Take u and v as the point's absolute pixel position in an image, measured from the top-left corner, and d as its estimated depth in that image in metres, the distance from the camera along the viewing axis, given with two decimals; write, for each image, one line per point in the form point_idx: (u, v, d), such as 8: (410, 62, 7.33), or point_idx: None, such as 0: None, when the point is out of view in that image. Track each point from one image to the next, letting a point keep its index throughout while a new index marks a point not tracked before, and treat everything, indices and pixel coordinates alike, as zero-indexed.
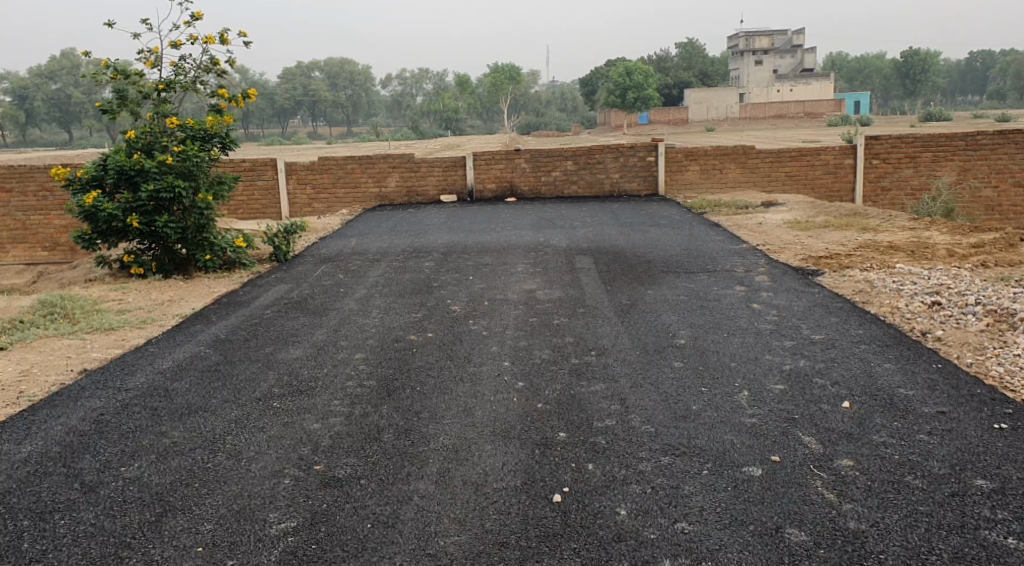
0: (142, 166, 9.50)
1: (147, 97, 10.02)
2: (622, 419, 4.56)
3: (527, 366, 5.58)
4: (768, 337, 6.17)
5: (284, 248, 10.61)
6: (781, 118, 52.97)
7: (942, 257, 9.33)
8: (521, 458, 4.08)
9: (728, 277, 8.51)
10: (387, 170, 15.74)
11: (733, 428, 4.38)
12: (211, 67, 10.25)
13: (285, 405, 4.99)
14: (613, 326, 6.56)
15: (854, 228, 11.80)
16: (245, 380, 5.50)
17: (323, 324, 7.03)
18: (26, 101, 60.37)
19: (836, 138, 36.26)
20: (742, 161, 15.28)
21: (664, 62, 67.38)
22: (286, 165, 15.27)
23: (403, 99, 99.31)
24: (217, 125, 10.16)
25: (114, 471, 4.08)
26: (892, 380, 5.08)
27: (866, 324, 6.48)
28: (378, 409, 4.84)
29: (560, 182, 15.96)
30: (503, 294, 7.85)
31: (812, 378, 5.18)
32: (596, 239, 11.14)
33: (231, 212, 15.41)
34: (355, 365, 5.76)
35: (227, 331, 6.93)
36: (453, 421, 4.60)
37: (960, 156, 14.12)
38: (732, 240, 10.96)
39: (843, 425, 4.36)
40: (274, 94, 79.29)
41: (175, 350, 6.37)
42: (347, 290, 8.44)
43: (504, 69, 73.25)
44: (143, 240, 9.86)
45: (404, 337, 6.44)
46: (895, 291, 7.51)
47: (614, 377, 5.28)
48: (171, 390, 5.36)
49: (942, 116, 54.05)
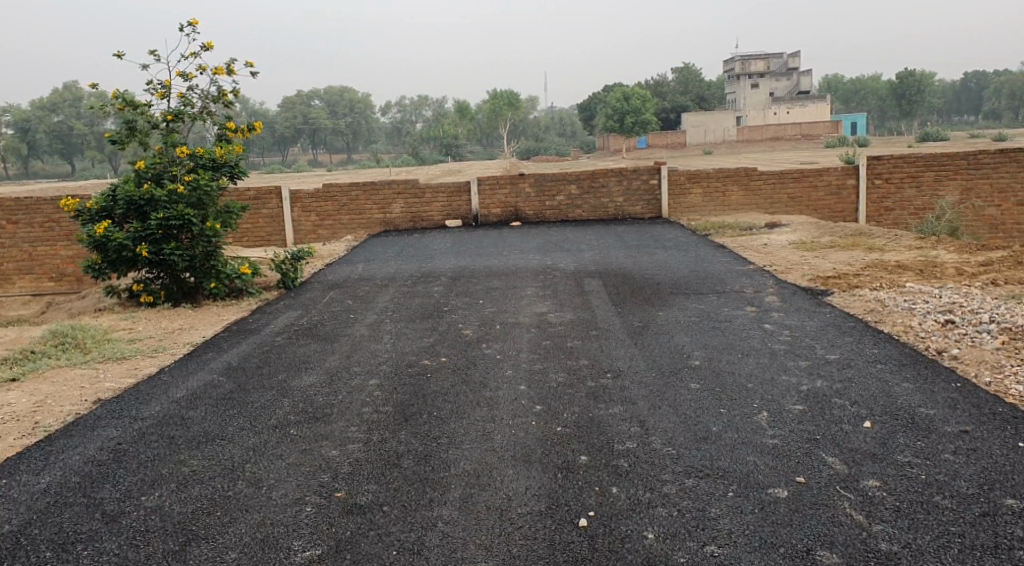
0: (151, 195, 9.53)
1: (156, 127, 10.08)
2: (642, 441, 4.53)
3: (543, 389, 5.57)
4: (783, 357, 6.15)
5: (292, 275, 10.62)
6: (780, 140, 53.20)
7: (951, 275, 9.33)
8: (544, 482, 4.06)
9: (739, 298, 8.50)
10: (391, 196, 15.78)
11: (756, 449, 4.36)
12: (219, 97, 10.32)
13: (303, 432, 4.96)
14: (627, 348, 6.55)
15: (860, 248, 11.80)
16: (261, 408, 5.48)
17: (336, 350, 7.02)
18: (29, 133, 60.71)
19: (835, 160, 36.43)
20: (745, 182, 15.32)
21: (662, 86, 67.84)
22: (291, 193, 15.32)
23: (403, 126, 99.91)
24: (226, 155, 10.21)
25: (135, 500, 4.06)
26: (911, 399, 5.06)
27: (881, 343, 6.47)
28: (396, 435, 4.82)
29: (565, 206, 16.01)
30: (514, 318, 7.85)
31: (831, 398, 5.16)
32: (603, 262, 11.15)
33: (237, 240, 15.44)
34: (370, 391, 5.74)
35: (239, 359, 6.92)
36: (473, 445, 4.58)
37: (963, 175, 14.17)
38: (739, 262, 10.97)
39: (867, 445, 4.34)
40: (274, 123, 79.76)
41: (189, 378, 6.36)
42: (357, 316, 8.44)
43: (502, 95, 73.78)
44: (153, 268, 9.88)
45: (417, 362, 6.43)
46: (907, 310, 7.50)
47: (632, 399, 5.26)
48: (187, 418, 5.34)
49: (939, 137, 54.29)
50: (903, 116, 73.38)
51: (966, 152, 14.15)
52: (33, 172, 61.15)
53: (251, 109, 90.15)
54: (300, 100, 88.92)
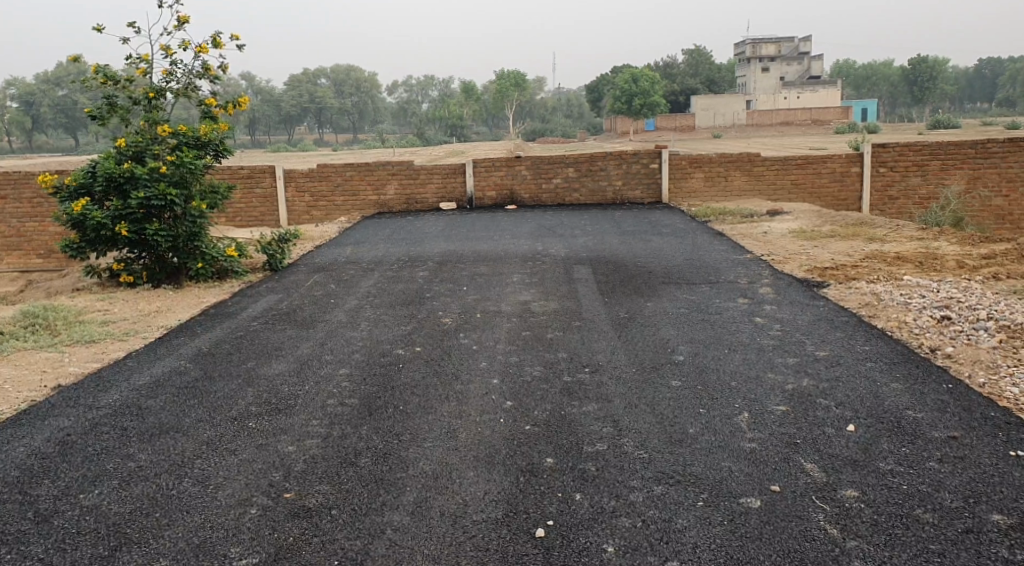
0: (132, 173, 9.27)
1: (138, 103, 9.81)
2: (614, 443, 4.31)
3: (517, 383, 5.33)
4: (771, 354, 5.91)
5: (279, 257, 10.40)
6: (788, 125, 52.71)
7: (951, 269, 9.06)
8: (505, 487, 3.84)
9: (731, 289, 8.25)
10: (386, 177, 15.51)
11: (731, 454, 4.12)
12: (204, 74, 10.05)
13: (261, 425, 4.75)
14: (609, 341, 6.31)
15: (861, 238, 11.54)
16: (223, 398, 5.26)
17: (310, 337, 6.79)
18: (35, 107, 60.54)
19: (841, 146, 36.05)
20: (746, 168, 15.03)
21: (670, 68, 67.27)
22: (285, 172, 15.08)
23: (410, 106, 99.53)
24: (210, 133, 9.94)
25: (71, 499, 3.87)
26: (901, 401, 4.82)
27: (873, 340, 6.22)
28: (358, 430, 4.60)
29: (562, 190, 15.73)
30: (497, 306, 7.61)
31: (816, 398, 4.92)
32: (596, 248, 10.89)
33: (229, 220, 15.21)
34: (338, 381, 5.52)
35: (210, 344, 6.70)
36: (435, 444, 4.36)
37: (969, 164, 13.85)
38: (736, 250, 10.70)
39: (848, 451, 4.10)
40: (280, 100, 79.49)
41: (155, 365, 6.15)
42: (338, 301, 8.21)
43: (509, 76, 73.29)
44: (134, 249, 9.65)
45: (391, 352, 6.20)
46: (903, 304, 7.25)
47: (608, 396, 5.03)
48: (145, 408, 5.13)
49: (949, 123, 53.72)
50: (913, 103, 72.61)
51: (973, 141, 13.82)
52: (41, 147, 61.04)
53: (257, 87, 89.68)
54: (307, 78, 88.40)
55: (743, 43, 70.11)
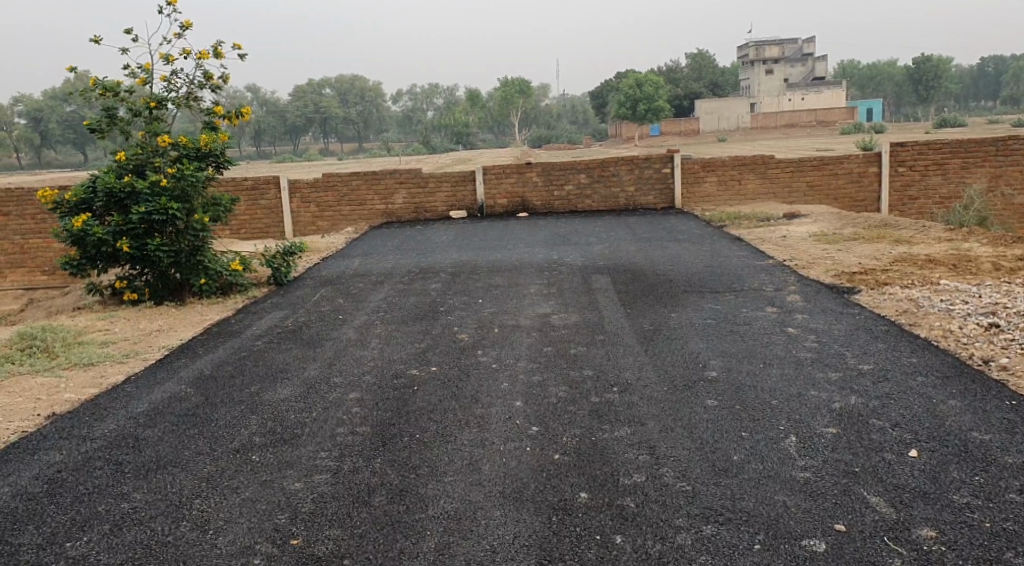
0: (132, 187, 8.90)
1: (138, 114, 9.44)
2: (653, 473, 3.92)
3: (541, 406, 4.94)
4: (810, 368, 5.50)
5: (284, 270, 10.04)
6: (795, 126, 52.26)
7: (987, 271, 8.65)
8: (537, 529, 3.47)
9: (758, 297, 7.85)
10: (393, 186, 15.15)
11: (784, 486, 3.73)
12: (205, 83, 9.71)
13: (266, 458, 4.37)
14: (637, 356, 5.91)
15: (886, 241, 11.12)
16: (225, 427, 4.89)
17: (318, 357, 6.41)
18: (42, 123, 60.51)
19: (850, 147, 35.61)
20: (762, 170, 14.62)
21: (675, 71, 66.92)
22: (290, 182, 14.74)
23: (414, 115, 99.40)
24: (212, 144, 9.57)
25: (56, 549, 3.50)
26: (961, 421, 4.42)
27: (918, 351, 5.82)
28: (371, 463, 4.23)
29: (574, 196, 15.35)
30: (514, 320, 7.22)
31: (868, 418, 4.52)
32: (612, 256, 10.49)
33: (233, 232, 14.87)
34: (349, 407, 5.14)
35: (212, 367, 6.32)
36: (456, 478, 3.98)
37: (992, 162, 13.43)
38: (757, 256, 10.31)
39: (915, 481, 3.71)
40: (285, 111, 79.33)
41: (155, 390, 5.77)
42: (346, 317, 7.83)
43: (514, 83, 72.94)
44: (136, 265, 9.26)
45: (404, 372, 5.81)
46: (945, 311, 6.84)
47: (640, 419, 4.64)
48: (141, 439, 4.75)
49: (959, 123, 53.22)
50: (920, 102, 72.16)
51: (995, 138, 13.41)
52: (50, 162, 60.82)
53: (262, 98, 89.62)
54: (311, 88, 88.31)
55: (747, 46, 69.62)
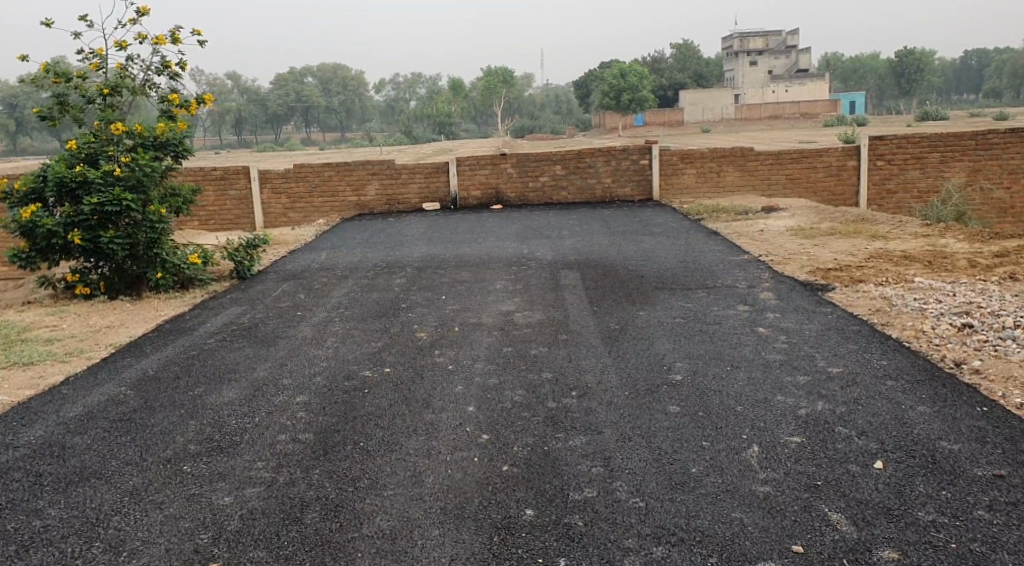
0: (84, 177, 8.48)
1: (92, 101, 9.09)
2: (604, 488, 3.69)
3: (494, 411, 4.71)
4: (778, 371, 5.30)
5: (246, 264, 9.73)
6: (777, 118, 52.16)
7: (963, 268, 8.48)
8: (476, 550, 3.25)
9: (730, 295, 7.64)
10: (366, 177, 14.84)
11: (741, 502, 3.52)
12: (162, 69, 9.37)
13: (198, 470, 4.11)
14: (600, 358, 5.69)
15: (863, 236, 10.94)
16: (159, 434, 4.62)
17: (269, 357, 6.14)
18: (17, 109, 59.53)
19: (832, 139, 35.50)
20: (740, 163, 14.43)
21: (659, 62, 66.71)
22: (260, 172, 14.41)
23: (397, 105, 98.75)
24: (170, 132, 9.21)
25: None
26: (930, 429, 4.22)
27: (890, 353, 5.63)
28: (308, 475, 3.98)
29: (549, 189, 15.11)
30: (476, 318, 6.98)
31: (834, 426, 4.32)
32: (584, 251, 10.27)
33: (201, 224, 14.52)
34: (293, 412, 4.88)
35: (157, 367, 6.03)
36: (396, 492, 3.74)
37: (970, 156, 13.29)
38: (731, 251, 10.11)
39: (879, 496, 3.50)
40: (266, 100, 78.49)
41: (92, 392, 5.49)
42: (305, 314, 7.56)
43: (497, 73, 72.48)
44: (89, 257, 8.84)
45: (356, 374, 5.56)
46: (919, 310, 6.65)
47: (597, 427, 4.41)
48: (68, 448, 4.48)
49: (940, 115, 53.31)
50: (902, 95, 72.33)
51: (973, 132, 13.27)
52: (26, 149, 59.86)
53: (244, 85, 88.70)
54: (293, 76, 87.47)
55: (731, 37, 69.50)
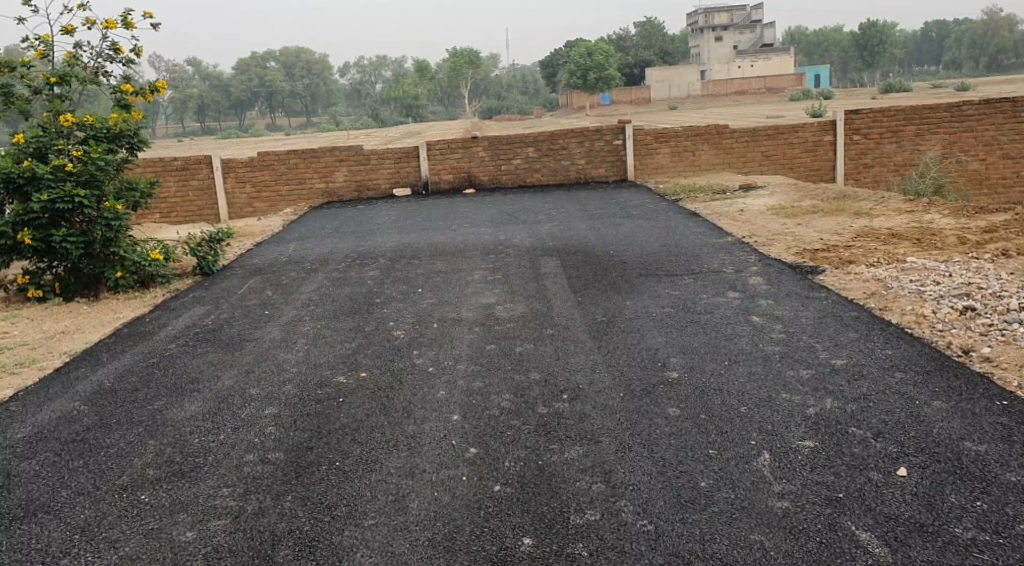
0: (32, 172, 7.83)
1: (38, 92, 8.50)
2: (608, 509, 3.40)
3: (481, 420, 4.35)
4: (779, 365, 4.98)
5: (210, 259, 9.21)
6: (745, 93, 51.88)
7: (953, 246, 8.25)
8: None
9: (719, 281, 7.32)
10: (333, 164, 14.33)
11: (759, 522, 3.26)
12: (113, 56, 8.82)
13: (157, 499, 3.72)
14: (589, 355, 5.34)
15: (846, 214, 10.69)
16: (114, 457, 4.20)
17: (236, 363, 5.72)
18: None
19: (799, 113, 35.36)
20: (715, 141, 14.12)
21: (625, 41, 66.13)
22: (223, 161, 13.87)
23: (361, 88, 97.45)
24: (124, 123, 8.60)
25: None
26: (950, 428, 3.93)
27: (894, 341, 5.33)
28: (280, 502, 3.62)
29: (522, 171, 14.71)
30: (455, 312, 6.60)
31: (847, 427, 4.01)
32: (562, 236, 9.90)
33: (163, 216, 13.95)
34: (262, 427, 4.48)
35: (116, 377, 5.57)
36: (378, 522, 3.42)
37: (945, 128, 13.07)
38: (714, 233, 9.80)
39: (908, 509, 3.27)
40: (228, 86, 76.80)
41: (43, 408, 5.02)
42: (273, 313, 7.13)
43: (464, 53, 71.44)
44: (41, 257, 8.17)
45: (329, 380, 5.17)
46: (916, 293, 6.38)
47: (593, 435, 4.07)
48: (15, 476, 4.06)
49: (905, 87, 53.40)
50: (867, 68, 72.48)
51: (948, 104, 13.04)
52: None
53: (203, 71, 86.77)
54: (256, 60, 85.74)
55: (696, 12, 69.11)
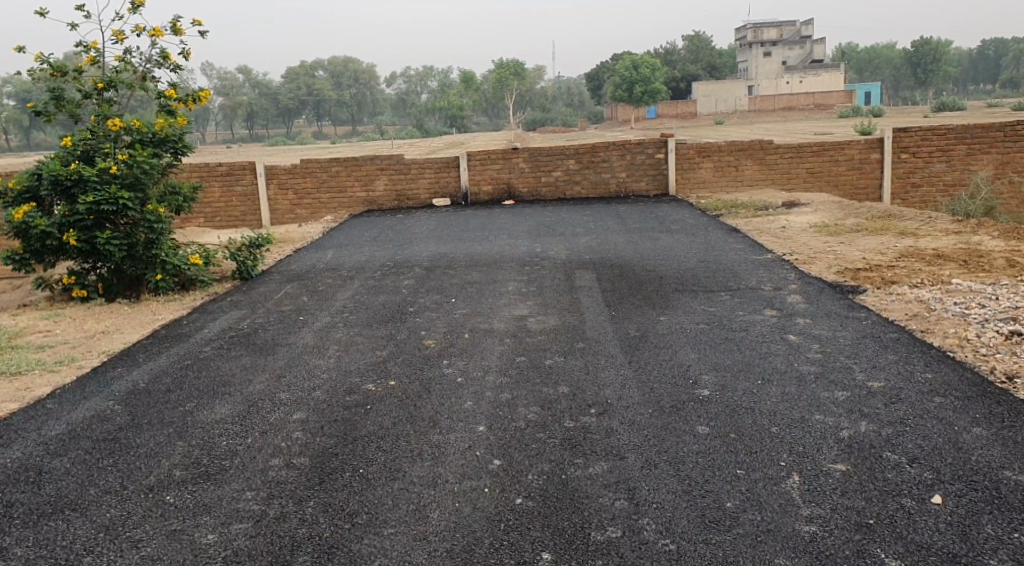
0: (80, 175, 7.97)
1: (88, 96, 8.69)
2: (630, 526, 3.35)
3: (506, 432, 4.32)
4: (814, 386, 4.87)
5: (250, 264, 9.31)
6: (794, 109, 51.14)
7: (1002, 269, 8.02)
8: None
9: (756, 298, 7.20)
10: (374, 172, 14.44)
11: (785, 545, 3.19)
12: (161, 62, 9.00)
13: (183, 500, 3.75)
14: (619, 370, 5.27)
15: (891, 233, 10.47)
16: (143, 457, 4.24)
17: (268, 367, 5.76)
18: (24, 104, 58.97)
19: (848, 130, 34.81)
20: (758, 156, 13.95)
21: (672, 55, 65.82)
22: (267, 168, 14.06)
23: (407, 97, 98.26)
24: (169, 128, 8.74)
25: None
26: (990, 456, 3.81)
27: (935, 365, 5.19)
28: (302, 507, 3.63)
29: (562, 183, 14.67)
30: (487, 324, 6.58)
31: (880, 451, 3.90)
32: (599, 249, 9.83)
33: (207, 221, 14.17)
34: (291, 432, 4.50)
35: (150, 378, 5.65)
36: (399, 530, 3.41)
37: (998, 148, 12.75)
38: (754, 249, 9.66)
39: (941, 538, 3.17)
40: (277, 95, 77.94)
41: (78, 406, 5.10)
42: (308, 319, 7.17)
43: (510, 65, 71.62)
44: (85, 258, 8.32)
45: (358, 388, 5.17)
46: (960, 317, 6.21)
47: (619, 451, 4.01)
48: (47, 472, 4.12)
49: (955, 106, 52.39)
50: (920, 85, 71.15)
51: (1002, 123, 12.73)
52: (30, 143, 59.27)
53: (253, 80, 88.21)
54: (304, 69, 86.81)
55: (745, 25, 68.32)
